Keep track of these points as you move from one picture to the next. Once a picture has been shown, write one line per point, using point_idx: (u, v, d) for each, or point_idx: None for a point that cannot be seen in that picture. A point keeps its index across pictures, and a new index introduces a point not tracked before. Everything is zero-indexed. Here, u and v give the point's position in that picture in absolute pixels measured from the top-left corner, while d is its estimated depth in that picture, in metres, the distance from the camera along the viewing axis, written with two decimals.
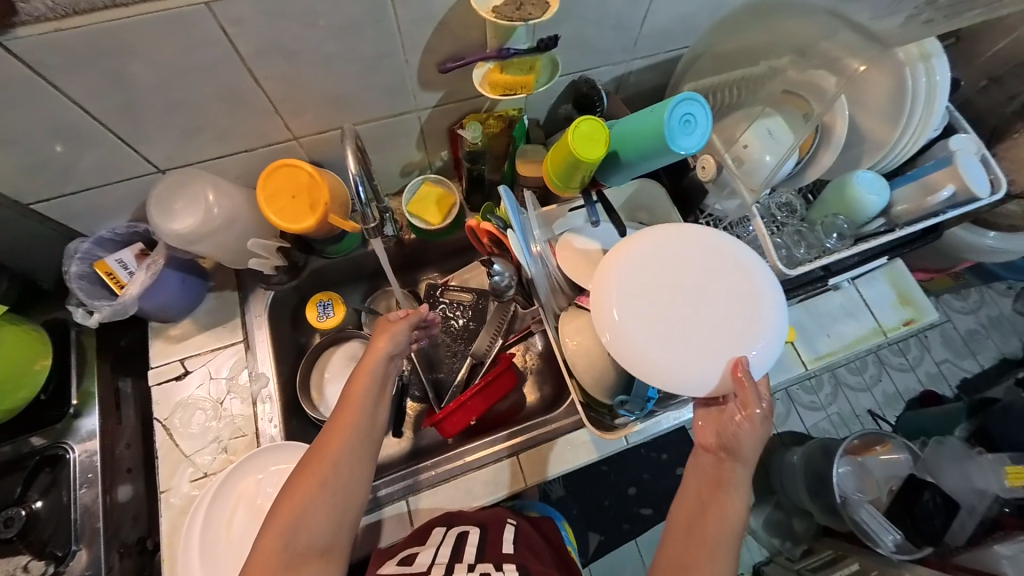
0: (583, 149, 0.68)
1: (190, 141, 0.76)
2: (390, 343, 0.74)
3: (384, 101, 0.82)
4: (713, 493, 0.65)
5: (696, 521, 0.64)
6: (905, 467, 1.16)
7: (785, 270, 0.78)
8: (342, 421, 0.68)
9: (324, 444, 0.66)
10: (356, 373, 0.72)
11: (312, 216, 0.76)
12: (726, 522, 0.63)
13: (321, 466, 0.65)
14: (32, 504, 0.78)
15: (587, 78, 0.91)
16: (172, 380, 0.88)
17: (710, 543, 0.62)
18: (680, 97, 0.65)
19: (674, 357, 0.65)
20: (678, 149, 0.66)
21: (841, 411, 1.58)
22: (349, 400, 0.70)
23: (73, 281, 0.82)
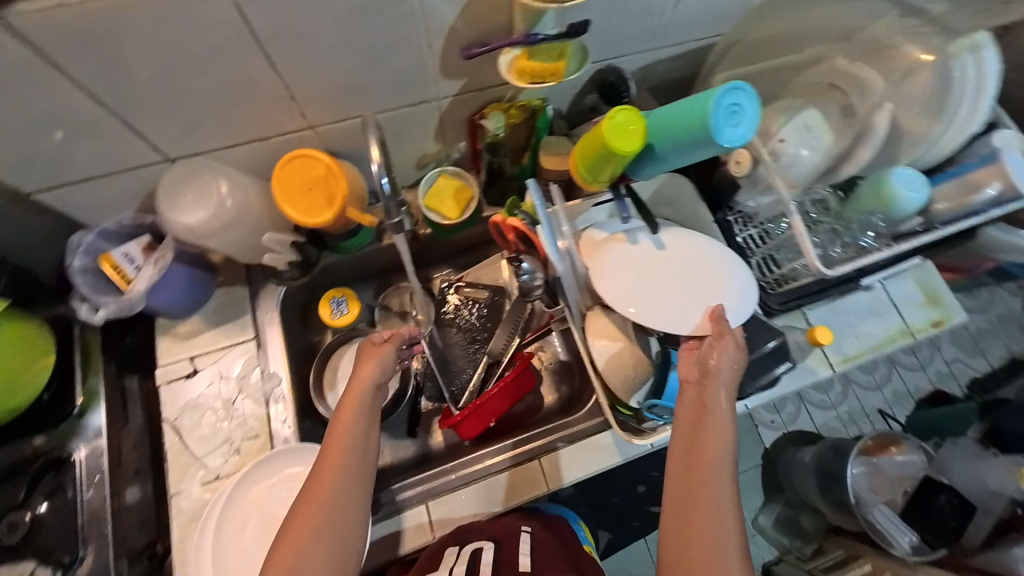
0: (618, 140, 0.63)
1: (200, 130, 0.71)
2: (373, 369, 0.73)
3: (403, 88, 0.78)
4: (699, 420, 0.63)
5: (690, 457, 0.61)
6: (920, 468, 1.13)
7: (827, 271, 0.74)
8: (332, 455, 0.66)
9: (313, 484, 0.63)
10: (342, 405, 0.70)
11: (329, 210, 0.72)
12: (717, 443, 0.61)
13: (314, 508, 0.62)
14: (36, 508, 0.75)
15: (613, 67, 0.87)
16: (180, 380, 0.84)
17: (709, 471, 0.60)
18: (727, 86, 0.61)
19: (664, 306, 0.71)
20: (721, 142, 0.62)
21: (851, 408, 1.56)
22: (335, 433, 0.67)
23: (75, 275, 0.78)
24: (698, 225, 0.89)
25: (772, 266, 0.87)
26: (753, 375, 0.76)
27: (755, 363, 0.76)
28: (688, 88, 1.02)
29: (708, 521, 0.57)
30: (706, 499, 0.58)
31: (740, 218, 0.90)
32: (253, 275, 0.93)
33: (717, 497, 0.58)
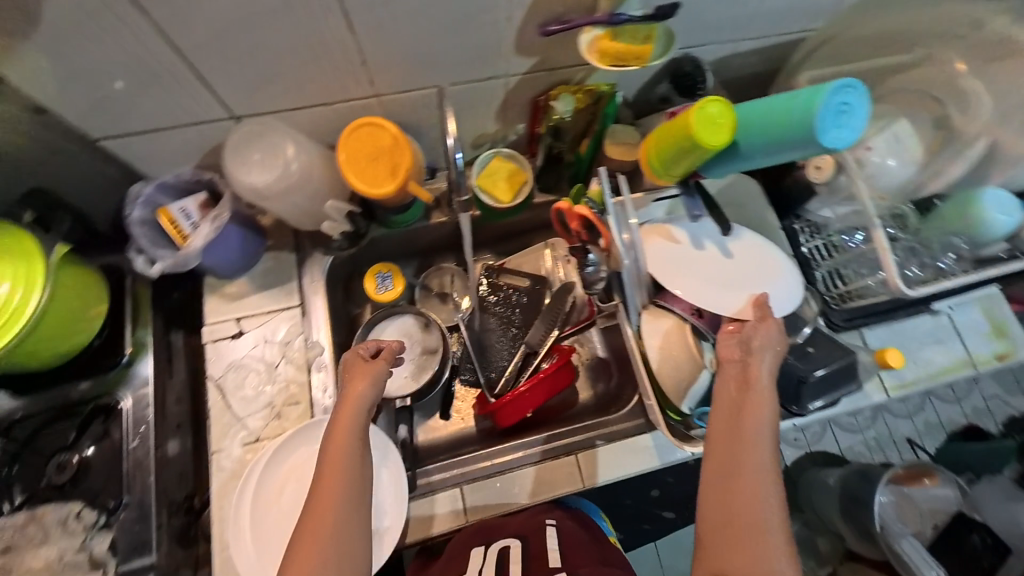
0: (709, 133, 0.59)
1: (269, 89, 0.70)
2: (366, 390, 0.66)
3: (474, 61, 0.75)
4: (741, 397, 0.61)
5: (732, 436, 0.59)
6: (952, 503, 1.09)
7: (909, 290, 0.69)
8: (326, 493, 0.57)
9: (306, 532, 0.55)
10: (332, 433, 0.62)
11: (391, 182, 0.70)
12: (760, 420, 0.59)
13: (310, 558, 0.53)
14: (84, 451, 0.76)
15: (690, 57, 0.83)
16: (226, 339, 0.85)
17: (752, 450, 0.58)
18: (837, 85, 0.57)
19: (707, 286, 0.71)
20: (824, 143, 0.58)
21: (878, 433, 1.34)
22: (328, 468, 0.59)
23: (135, 226, 0.78)
24: (765, 229, 0.85)
25: (837, 281, 0.82)
26: (822, 392, 0.71)
27: (829, 379, 0.71)
28: (761, 86, 0.97)
29: (753, 501, 0.55)
30: (750, 478, 0.56)
31: (808, 228, 0.85)
32: (301, 242, 0.92)
33: (761, 476, 0.56)
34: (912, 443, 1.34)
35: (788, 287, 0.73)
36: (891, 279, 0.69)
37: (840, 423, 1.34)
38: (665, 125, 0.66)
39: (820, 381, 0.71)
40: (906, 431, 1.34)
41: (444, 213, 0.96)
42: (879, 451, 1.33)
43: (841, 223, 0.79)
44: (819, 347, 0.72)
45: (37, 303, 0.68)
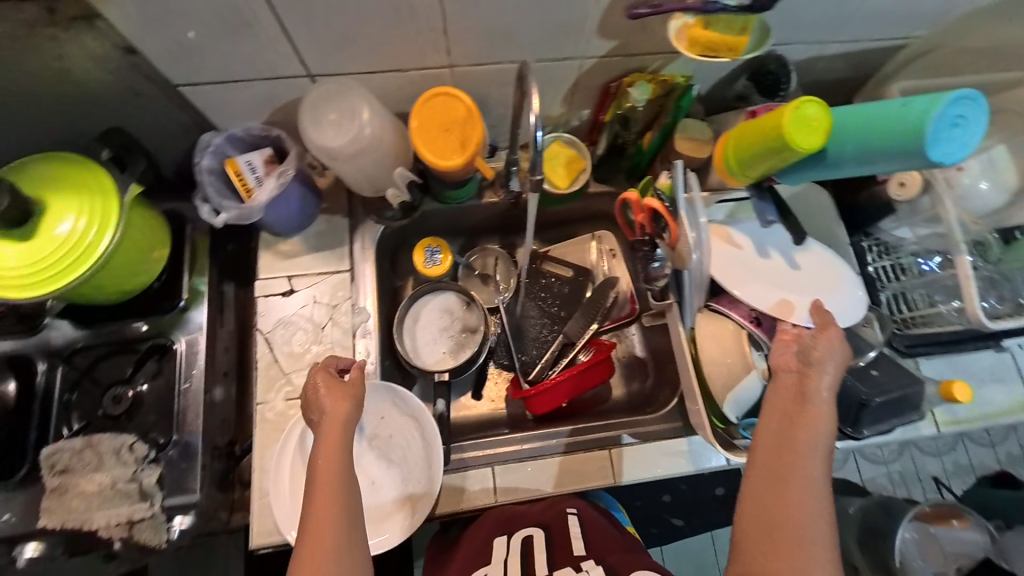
0: (804, 136, 0.57)
1: (346, 50, 0.70)
2: (348, 405, 0.67)
3: (554, 40, 0.73)
4: (795, 411, 0.58)
5: (782, 449, 0.57)
6: (980, 549, 1.02)
7: (986, 324, 0.67)
8: (324, 505, 0.59)
9: (309, 544, 0.56)
10: (322, 447, 0.64)
11: (459, 154, 0.70)
12: (813, 437, 0.57)
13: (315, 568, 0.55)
14: (139, 386, 0.79)
15: (775, 54, 0.79)
16: (278, 296, 0.87)
17: (801, 468, 0.56)
18: (955, 96, 0.54)
19: (769, 291, 0.71)
20: (933, 157, 0.55)
21: (905, 470, 1.29)
22: (321, 482, 0.61)
23: (204, 174, 0.80)
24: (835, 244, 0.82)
25: (902, 305, 0.79)
26: (879, 418, 0.70)
27: (888, 406, 0.69)
28: (840, 93, 0.92)
29: (796, 519, 0.54)
30: (793, 493, 0.55)
31: (877, 248, 0.83)
32: (355, 208, 0.93)
33: (806, 494, 0.55)
34: (938, 482, 1.28)
35: (845, 299, 0.73)
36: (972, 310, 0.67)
37: (864, 454, 1.29)
38: (749, 124, 0.64)
39: (881, 407, 0.68)
40: (933, 469, 1.29)
41: (496, 193, 0.96)
42: (903, 485, 1.28)
43: (923, 245, 0.75)
44: (884, 371, 0.70)
45: (108, 245, 0.69)
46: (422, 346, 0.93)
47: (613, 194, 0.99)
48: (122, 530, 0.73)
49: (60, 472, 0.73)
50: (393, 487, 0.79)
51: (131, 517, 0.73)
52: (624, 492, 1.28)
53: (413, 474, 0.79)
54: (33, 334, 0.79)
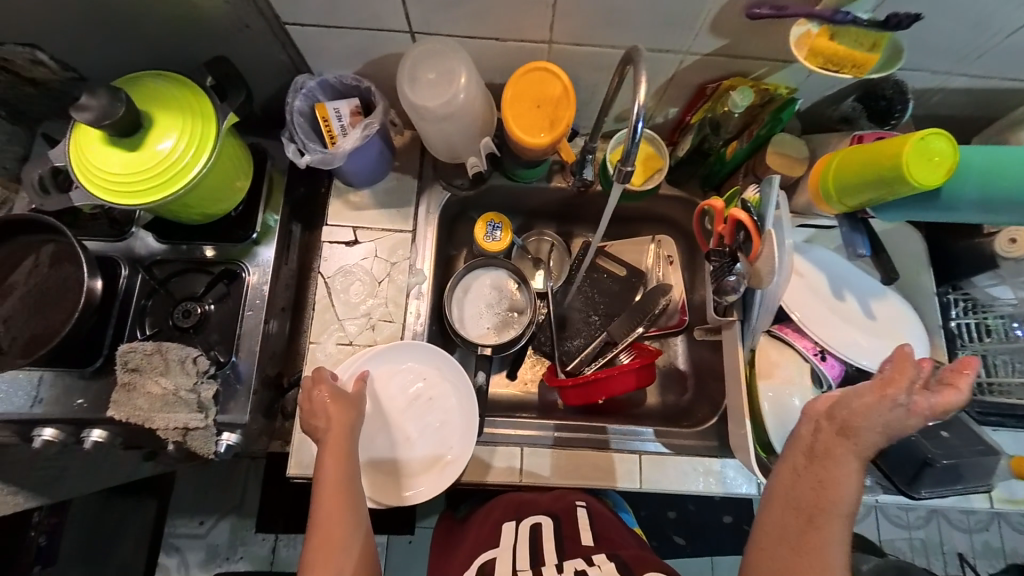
0: (922, 170, 0.55)
1: (452, 13, 0.69)
2: (350, 414, 0.73)
3: (661, 31, 0.70)
4: (820, 458, 0.54)
5: (800, 499, 0.54)
6: None
7: None
8: (333, 505, 0.66)
9: (321, 538, 0.64)
10: (327, 454, 0.69)
11: (547, 133, 0.70)
12: (835, 484, 0.53)
13: (328, 557, 0.63)
14: (207, 305, 0.84)
15: (894, 79, 0.74)
16: (341, 244, 0.90)
17: (823, 521, 0.53)
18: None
19: (836, 326, 0.73)
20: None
21: (928, 539, 1.22)
22: (329, 485, 0.67)
23: (295, 115, 0.82)
24: (919, 294, 0.79)
25: (981, 367, 0.77)
26: (940, 481, 0.70)
27: (952, 470, 0.69)
28: (951, 130, 0.86)
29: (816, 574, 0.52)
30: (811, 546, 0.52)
31: (965, 303, 0.80)
32: (425, 171, 0.94)
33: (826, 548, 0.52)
34: (963, 560, 1.21)
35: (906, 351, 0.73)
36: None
37: (887, 513, 1.24)
38: (858, 148, 0.62)
39: (944, 469, 0.68)
40: (960, 545, 1.22)
41: (565, 179, 0.95)
42: (923, 555, 1.21)
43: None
44: (955, 433, 0.71)
45: (200, 170, 0.73)
46: (468, 318, 0.95)
47: (683, 200, 0.97)
48: (177, 434, 0.77)
49: (130, 370, 0.77)
50: (429, 444, 0.82)
51: (187, 425, 0.77)
52: (631, 498, 1.28)
53: (448, 435, 0.82)
54: (120, 240, 0.86)
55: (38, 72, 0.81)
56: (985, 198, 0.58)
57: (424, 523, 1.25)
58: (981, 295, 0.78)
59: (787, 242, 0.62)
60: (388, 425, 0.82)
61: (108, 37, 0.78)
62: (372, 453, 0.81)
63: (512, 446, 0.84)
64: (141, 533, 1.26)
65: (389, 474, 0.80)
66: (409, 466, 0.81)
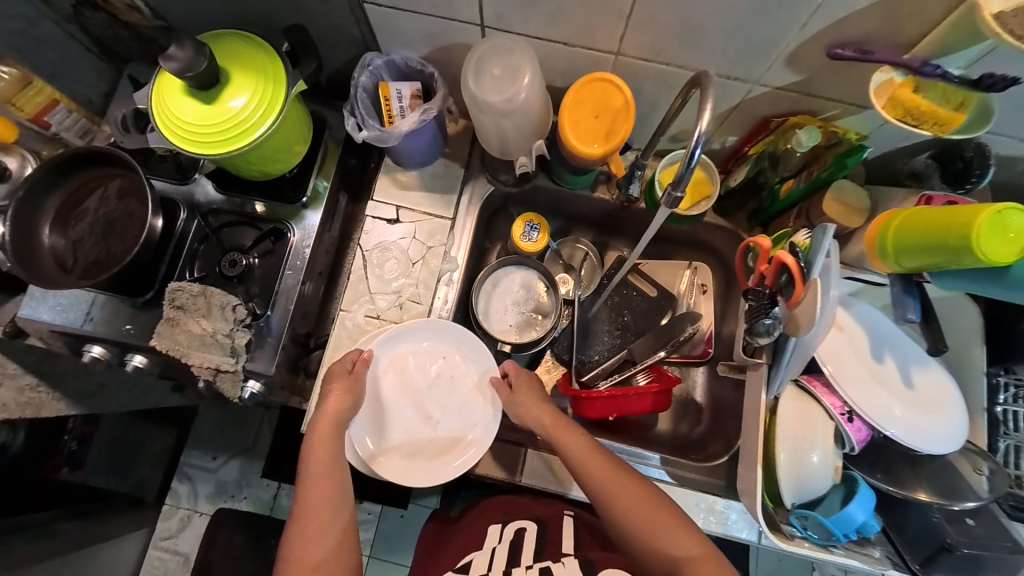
0: (994, 247, 0.52)
1: (528, 12, 0.69)
2: (342, 402, 0.76)
3: (737, 56, 0.68)
4: (561, 425, 0.77)
5: (595, 474, 0.70)
6: None
7: None
8: (318, 489, 0.68)
9: (306, 518, 0.66)
10: (312, 441, 0.72)
11: (601, 145, 0.70)
12: (590, 441, 0.74)
13: (314, 535, 0.66)
14: (252, 258, 0.88)
15: (978, 141, 0.70)
16: (383, 220, 0.93)
17: (613, 473, 0.70)
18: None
19: (868, 387, 0.69)
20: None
21: None
22: (314, 470, 0.69)
23: (359, 91, 0.84)
24: (966, 370, 0.74)
25: (1021, 460, 0.72)
26: (955, 568, 0.67)
27: (971, 560, 0.66)
28: None
29: (662, 515, 0.66)
30: (626, 504, 0.68)
31: (1015, 389, 0.74)
32: (474, 162, 0.96)
33: (639, 493, 0.68)
34: None
35: (942, 428, 0.69)
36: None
37: None
38: (927, 209, 0.59)
39: (964, 557, 0.66)
40: None
41: (609, 190, 0.95)
42: None
43: None
44: (982, 522, 0.68)
45: (264, 132, 0.77)
46: (493, 313, 0.97)
47: (727, 230, 0.95)
48: (208, 373, 0.83)
49: (175, 308, 0.82)
50: (452, 420, 0.85)
51: (219, 366, 0.82)
52: None
53: (472, 412, 0.85)
54: (183, 184, 0.91)
55: (135, 17, 0.90)
56: None
57: (420, 501, 1.29)
58: None
59: (832, 292, 0.61)
60: (412, 404, 0.85)
61: None
62: (382, 425, 0.84)
63: (517, 447, 0.86)
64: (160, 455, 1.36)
65: (396, 450, 0.83)
66: (427, 445, 0.84)
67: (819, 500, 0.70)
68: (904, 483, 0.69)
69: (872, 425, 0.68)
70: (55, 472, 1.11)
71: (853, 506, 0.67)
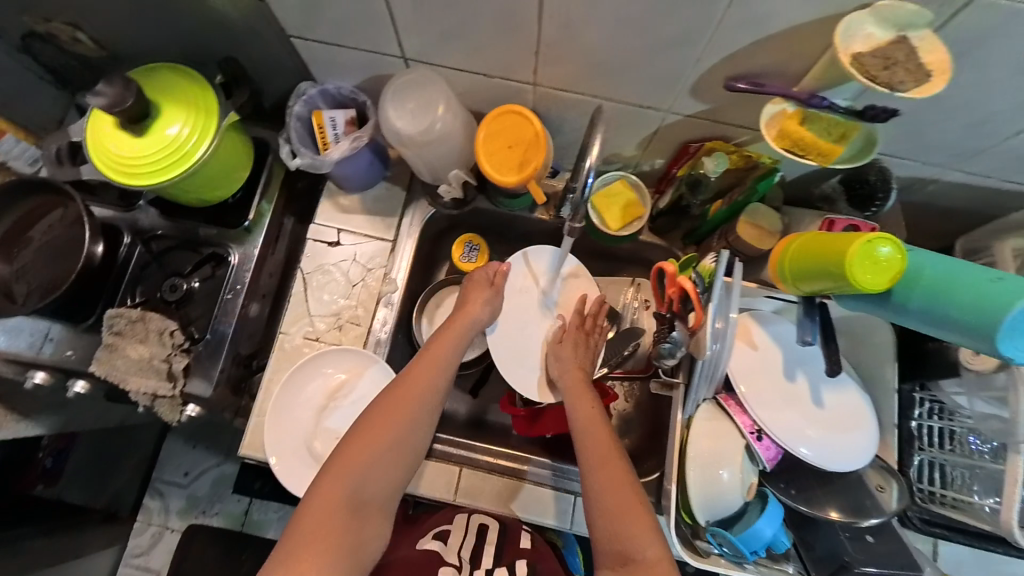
0: (868, 275, 0.54)
1: (444, 48, 0.72)
2: (481, 310, 0.86)
3: (643, 87, 0.71)
4: (581, 391, 0.82)
5: (591, 443, 0.73)
6: None
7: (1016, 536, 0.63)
8: (420, 373, 0.76)
9: (402, 392, 0.74)
10: (441, 333, 0.82)
11: (515, 175, 0.72)
12: (600, 415, 0.78)
13: (398, 412, 0.72)
14: (192, 282, 0.90)
15: (880, 164, 0.73)
16: (325, 243, 0.95)
17: (608, 449, 0.72)
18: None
19: (774, 406, 0.71)
20: (1002, 349, 0.49)
21: None
22: (429, 355, 0.79)
23: (292, 120, 0.86)
24: (879, 387, 0.77)
25: (934, 474, 0.74)
26: None
27: None
28: (945, 220, 0.84)
29: (636, 507, 0.66)
30: (615, 463, 0.71)
31: (931, 405, 0.76)
32: (415, 184, 0.98)
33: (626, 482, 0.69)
34: None
35: (851, 447, 0.71)
36: (1005, 513, 0.63)
37: None
38: (817, 236, 0.61)
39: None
40: None
41: (548, 212, 0.97)
42: None
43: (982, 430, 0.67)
44: (883, 540, 0.70)
45: (203, 155, 0.79)
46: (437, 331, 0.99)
47: (663, 248, 0.97)
48: (146, 399, 0.85)
49: (114, 334, 0.84)
50: None
51: (156, 392, 0.84)
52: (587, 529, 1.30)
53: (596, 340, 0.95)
54: (127, 211, 0.93)
55: (82, 49, 0.92)
56: (942, 318, 0.53)
57: None
58: (952, 402, 0.72)
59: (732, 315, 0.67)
60: (538, 324, 0.94)
61: (139, 26, 0.85)
62: (313, 447, 0.85)
63: (452, 465, 0.88)
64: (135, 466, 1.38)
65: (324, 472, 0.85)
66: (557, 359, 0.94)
67: (735, 518, 0.71)
68: (815, 502, 0.70)
69: (781, 446, 0.70)
70: (30, 488, 1.13)
71: (762, 521, 0.68)
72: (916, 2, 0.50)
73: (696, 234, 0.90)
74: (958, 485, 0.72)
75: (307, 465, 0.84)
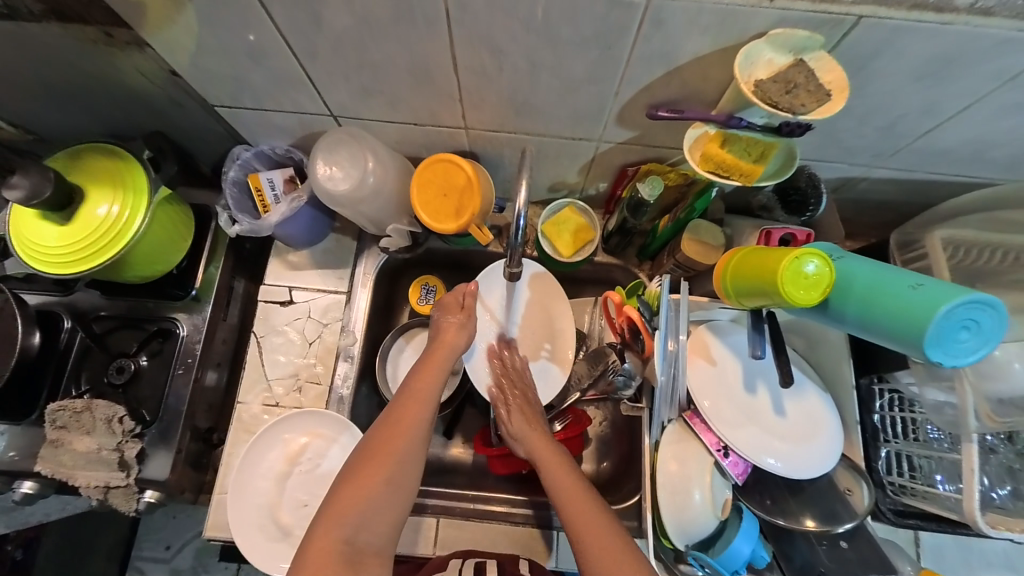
0: (801, 291, 0.55)
1: (368, 102, 0.72)
2: (458, 337, 0.82)
3: (569, 122, 0.71)
4: (549, 457, 0.74)
5: (574, 513, 0.66)
6: None
7: (982, 526, 0.64)
8: (410, 410, 0.72)
9: (387, 437, 0.70)
10: (425, 364, 0.78)
11: (454, 221, 0.77)
12: (575, 476, 0.71)
13: (386, 456, 0.68)
14: (139, 360, 0.87)
15: (807, 170, 0.76)
16: (277, 303, 0.93)
17: (590, 513, 0.66)
18: (970, 298, 0.49)
19: (736, 422, 0.71)
20: (930, 355, 0.51)
21: None
22: (416, 390, 0.75)
23: (228, 186, 0.84)
24: (838, 386, 0.78)
25: (901, 466, 0.75)
26: None
27: None
28: (882, 212, 0.86)
29: (632, 575, 0.61)
30: (596, 529, 0.64)
31: (892, 397, 0.77)
32: (365, 232, 0.96)
33: (617, 546, 0.63)
34: None
35: (816, 455, 0.71)
36: (967, 501, 0.64)
37: None
38: (749, 254, 0.62)
39: None
40: None
41: (502, 245, 0.96)
42: None
43: (939, 421, 0.68)
44: (855, 545, 0.71)
45: (140, 228, 0.76)
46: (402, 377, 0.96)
47: (620, 269, 0.96)
48: (98, 492, 0.82)
49: (58, 427, 0.82)
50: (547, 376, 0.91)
51: (108, 483, 0.81)
52: None
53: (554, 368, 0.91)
54: (65, 296, 0.89)
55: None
56: (876, 328, 0.54)
57: None
58: (909, 391, 0.72)
59: (683, 334, 0.69)
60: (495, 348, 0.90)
61: (58, 107, 0.83)
62: (281, 519, 0.83)
63: (429, 518, 0.86)
64: (111, 550, 1.23)
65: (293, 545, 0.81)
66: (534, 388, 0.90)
67: (716, 536, 0.70)
68: (789, 513, 0.70)
69: (748, 461, 0.71)
70: None
71: (738, 539, 0.69)
72: (806, 28, 0.52)
73: (646, 251, 0.91)
74: (924, 475, 0.72)
75: (275, 540, 0.81)
